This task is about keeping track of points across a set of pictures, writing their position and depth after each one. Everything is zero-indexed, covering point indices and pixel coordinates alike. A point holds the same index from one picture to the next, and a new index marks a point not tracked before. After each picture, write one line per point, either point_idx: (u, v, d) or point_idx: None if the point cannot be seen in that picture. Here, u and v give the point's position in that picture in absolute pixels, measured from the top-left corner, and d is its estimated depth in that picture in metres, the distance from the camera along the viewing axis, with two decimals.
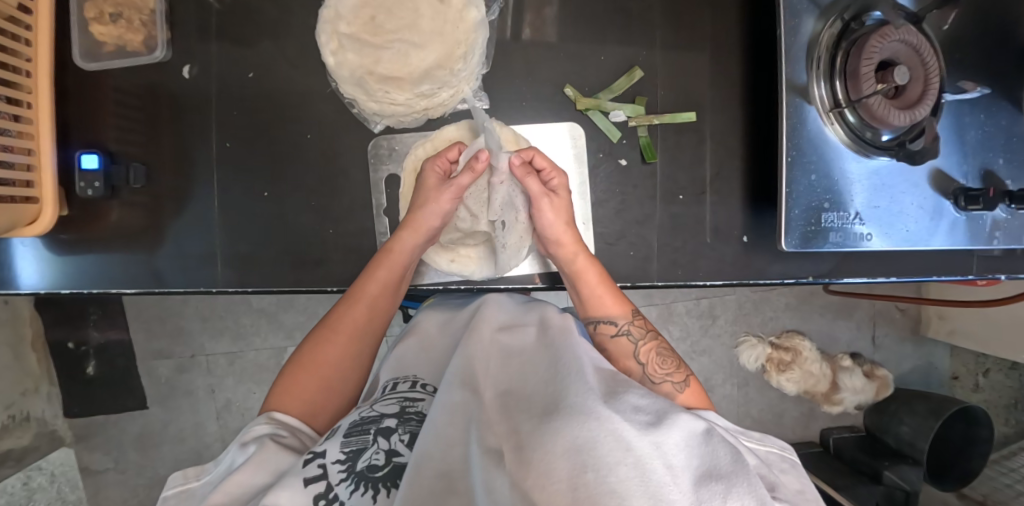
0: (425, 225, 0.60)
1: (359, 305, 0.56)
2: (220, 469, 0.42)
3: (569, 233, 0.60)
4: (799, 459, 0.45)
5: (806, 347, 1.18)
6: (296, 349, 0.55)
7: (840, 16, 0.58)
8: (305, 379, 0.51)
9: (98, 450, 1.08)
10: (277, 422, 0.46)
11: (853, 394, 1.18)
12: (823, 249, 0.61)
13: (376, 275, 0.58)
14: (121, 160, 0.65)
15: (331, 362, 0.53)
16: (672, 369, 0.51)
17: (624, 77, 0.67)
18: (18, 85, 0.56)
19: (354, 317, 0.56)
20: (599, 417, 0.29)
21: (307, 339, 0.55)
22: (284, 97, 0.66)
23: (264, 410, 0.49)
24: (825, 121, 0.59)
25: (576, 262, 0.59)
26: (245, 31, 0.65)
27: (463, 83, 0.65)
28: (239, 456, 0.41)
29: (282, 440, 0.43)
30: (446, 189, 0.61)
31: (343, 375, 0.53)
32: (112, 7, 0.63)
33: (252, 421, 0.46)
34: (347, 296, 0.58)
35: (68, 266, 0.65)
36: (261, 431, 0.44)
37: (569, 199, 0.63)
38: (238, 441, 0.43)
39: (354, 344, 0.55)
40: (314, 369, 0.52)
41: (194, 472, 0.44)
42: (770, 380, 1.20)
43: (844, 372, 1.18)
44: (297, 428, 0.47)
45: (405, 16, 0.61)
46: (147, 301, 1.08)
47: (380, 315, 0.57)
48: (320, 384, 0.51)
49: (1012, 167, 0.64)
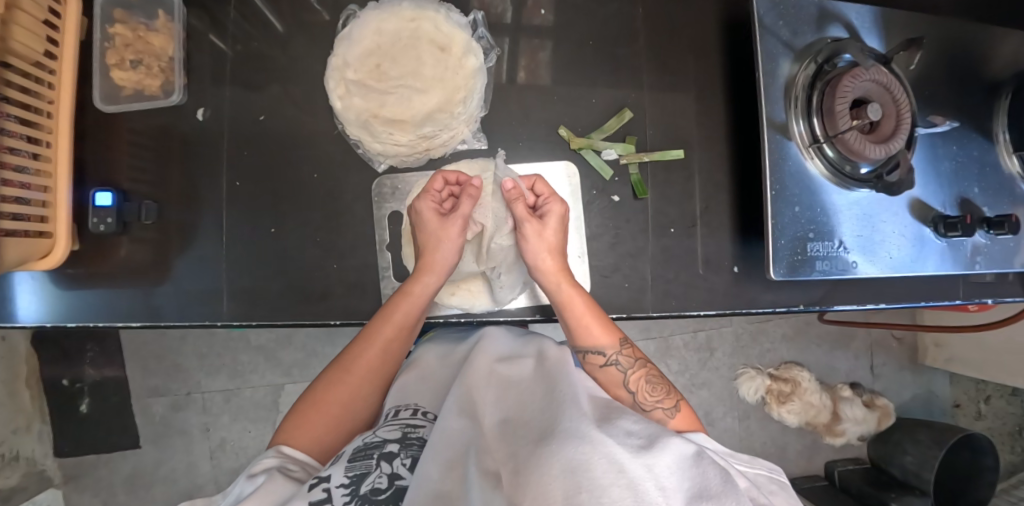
0: (441, 266, 0.62)
1: (373, 348, 0.57)
2: (228, 499, 0.43)
3: (557, 266, 0.62)
4: (788, 481, 0.45)
5: (807, 377, 1.18)
6: (312, 382, 0.56)
7: (813, 59, 0.63)
8: (317, 418, 0.51)
9: (87, 492, 1.05)
10: (285, 456, 0.47)
11: (855, 424, 1.17)
12: (811, 277, 0.63)
13: (393, 316, 0.58)
14: (134, 198, 0.67)
15: (344, 404, 0.53)
16: (662, 396, 0.54)
17: (614, 118, 0.71)
18: (39, 125, 0.59)
19: (370, 358, 0.56)
20: (592, 440, 0.31)
21: (322, 375, 0.56)
22: (292, 138, 0.69)
23: (273, 443, 0.50)
24: (806, 156, 0.62)
25: (560, 292, 0.60)
26: (257, 76, 0.69)
27: (463, 125, 0.68)
28: (246, 488, 0.41)
29: (290, 473, 0.44)
30: (451, 224, 0.64)
31: (352, 414, 0.53)
32: (133, 54, 0.68)
33: (261, 454, 0.47)
34: (362, 334, 0.58)
35: (76, 300, 0.66)
36: (271, 463, 0.45)
37: (560, 225, 0.64)
38: (248, 472, 0.43)
39: (368, 385, 0.55)
40: (324, 407, 0.52)
41: (201, 501, 0.45)
42: (771, 412, 1.20)
43: (844, 400, 1.18)
44: (306, 463, 0.48)
45: (408, 64, 0.67)
46: (145, 338, 1.08)
47: (394, 356, 0.58)
48: (330, 425, 0.52)
49: (987, 195, 0.68)
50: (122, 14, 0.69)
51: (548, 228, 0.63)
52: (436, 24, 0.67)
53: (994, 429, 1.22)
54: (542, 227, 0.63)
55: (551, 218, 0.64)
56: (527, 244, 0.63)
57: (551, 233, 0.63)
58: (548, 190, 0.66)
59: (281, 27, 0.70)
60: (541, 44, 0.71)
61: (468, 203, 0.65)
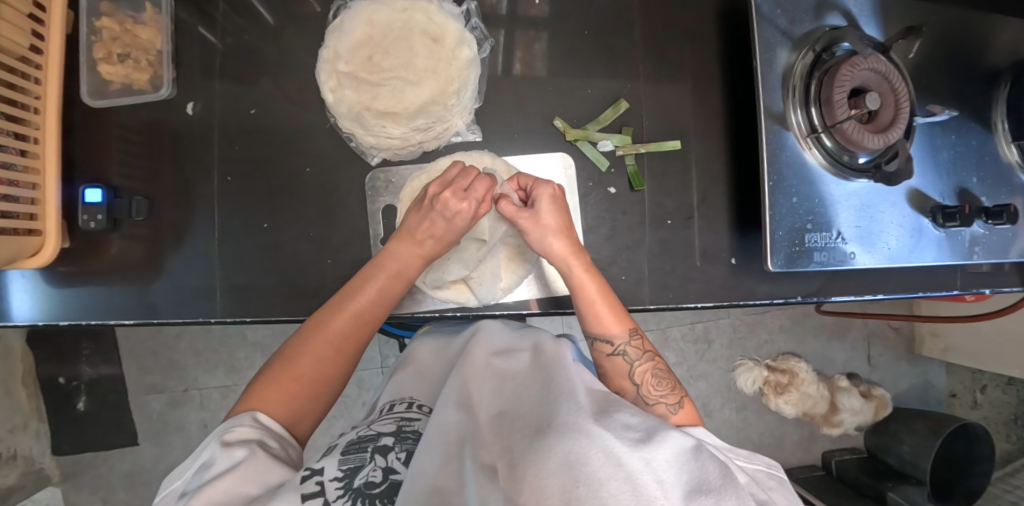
0: (428, 249, 0.61)
1: (345, 315, 0.55)
2: (200, 467, 0.42)
3: (567, 247, 0.60)
4: (786, 477, 0.44)
5: (807, 372, 1.18)
6: (281, 347, 0.54)
7: (812, 48, 0.62)
8: (288, 383, 0.51)
9: (86, 489, 1.05)
10: (260, 425, 0.46)
11: (853, 412, 1.17)
12: (808, 269, 0.62)
13: (369, 284, 0.58)
14: (123, 194, 0.67)
15: (315, 369, 0.52)
16: (666, 391, 0.53)
17: (610, 109, 0.70)
18: (27, 122, 0.58)
19: (342, 324, 0.55)
20: (590, 434, 0.31)
21: (292, 340, 0.55)
22: (284, 133, 0.68)
23: (242, 408, 0.49)
24: (803, 146, 0.62)
25: (572, 274, 0.59)
26: (247, 70, 0.68)
27: (456, 117, 0.67)
28: (222, 459, 0.40)
29: (269, 450, 0.43)
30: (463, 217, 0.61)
31: (325, 384, 0.53)
32: (120, 47, 0.66)
33: (233, 420, 0.46)
34: (336, 300, 0.57)
35: (68, 297, 0.65)
36: (247, 434, 0.44)
37: (555, 209, 0.62)
38: (221, 440, 0.43)
39: (342, 353, 0.54)
40: (296, 374, 0.51)
41: (180, 473, 0.45)
42: (770, 403, 1.19)
43: (842, 392, 1.18)
44: (279, 433, 0.47)
45: (401, 56, 0.65)
46: (140, 335, 1.07)
47: (368, 327, 0.57)
48: (302, 391, 0.51)
49: (986, 185, 0.67)
50: (109, 6, 0.67)
51: (554, 208, 0.61)
52: (427, 15, 0.66)
53: (990, 418, 1.23)
54: (537, 215, 0.61)
55: (543, 202, 0.62)
56: (530, 236, 0.61)
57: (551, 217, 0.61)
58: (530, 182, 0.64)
59: (272, 19, 0.69)
60: (536, 35, 0.70)
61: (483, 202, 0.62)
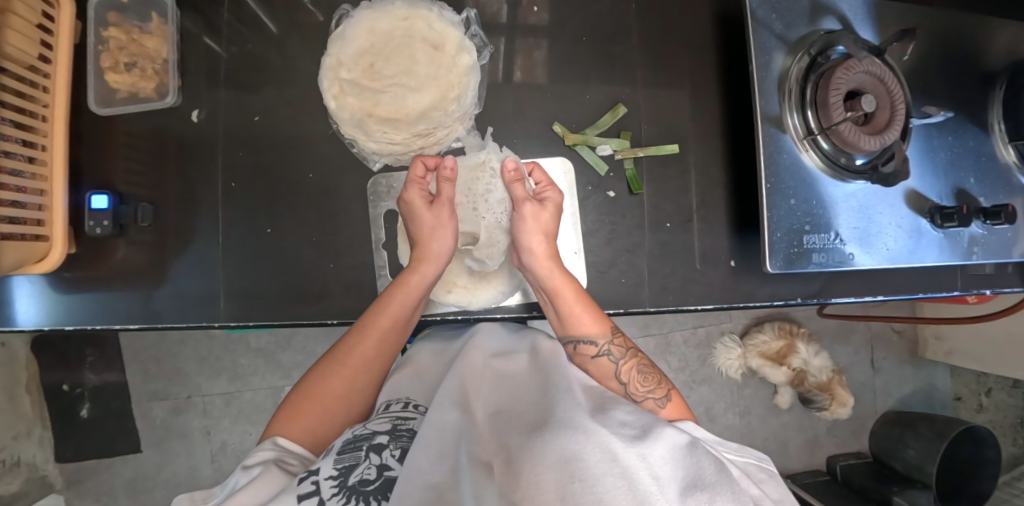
0: (436, 254, 0.62)
1: (369, 338, 0.56)
2: (224, 493, 0.42)
3: (546, 249, 0.62)
4: (776, 469, 0.45)
5: (761, 326, 1.21)
6: (304, 375, 0.55)
7: (808, 51, 0.63)
8: (310, 410, 0.51)
9: (88, 497, 1.05)
10: (281, 448, 0.46)
11: (814, 359, 1.16)
12: (808, 270, 0.62)
13: (388, 308, 0.58)
14: (130, 200, 0.67)
15: (337, 395, 0.53)
16: (653, 386, 0.53)
17: (609, 114, 0.71)
18: (35, 129, 0.59)
19: (363, 351, 0.55)
20: (586, 431, 0.31)
21: (313, 368, 0.56)
22: (287, 140, 0.69)
23: (268, 435, 0.49)
24: (801, 148, 0.62)
25: (552, 279, 0.60)
26: (251, 79, 0.69)
27: (457, 122, 0.69)
28: (242, 478, 0.41)
29: (286, 466, 0.44)
30: (440, 207, 0.64)
31: (345, 408, 0.53)
32: (126, 57, 0.68)
33: (256, 447, 0.46)
34: (356, 327, 0.58)
35: (75, 303, 0.66)
36: (266, 456, 0.44)
37: (556, 214, 0.65)
38: (245, 464, 0.43)
39: (363, 376, 0.55)
40: (318, 399, 0.52)
41: (201, 495, 0.43)
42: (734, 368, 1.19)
43: (799, 336, 1.19)
44: (304, 457, 0.47)
45: (402, 63, 0.66)
46: (143, 342, 1.08)
47: (389, 347, 0.57)
48: (324, 415, 0.51)
49: (983, 185, 0.68)
50: (116, 17, 0.68)
51: (547, 214, 0.64)
52: (428, 23, 0.67)
53: (996, 421, 1.22)
54: (541, 208, 0.64)
55: (550, 206, 0.65)
56: (523, 223, 0.63)
57: (547, 220, 0.64)
58: (546, 178, 0.67)
59: (276, 29, 0.70)
60: (536, 42, 0.71)
61: (449, 187, 0.65)
